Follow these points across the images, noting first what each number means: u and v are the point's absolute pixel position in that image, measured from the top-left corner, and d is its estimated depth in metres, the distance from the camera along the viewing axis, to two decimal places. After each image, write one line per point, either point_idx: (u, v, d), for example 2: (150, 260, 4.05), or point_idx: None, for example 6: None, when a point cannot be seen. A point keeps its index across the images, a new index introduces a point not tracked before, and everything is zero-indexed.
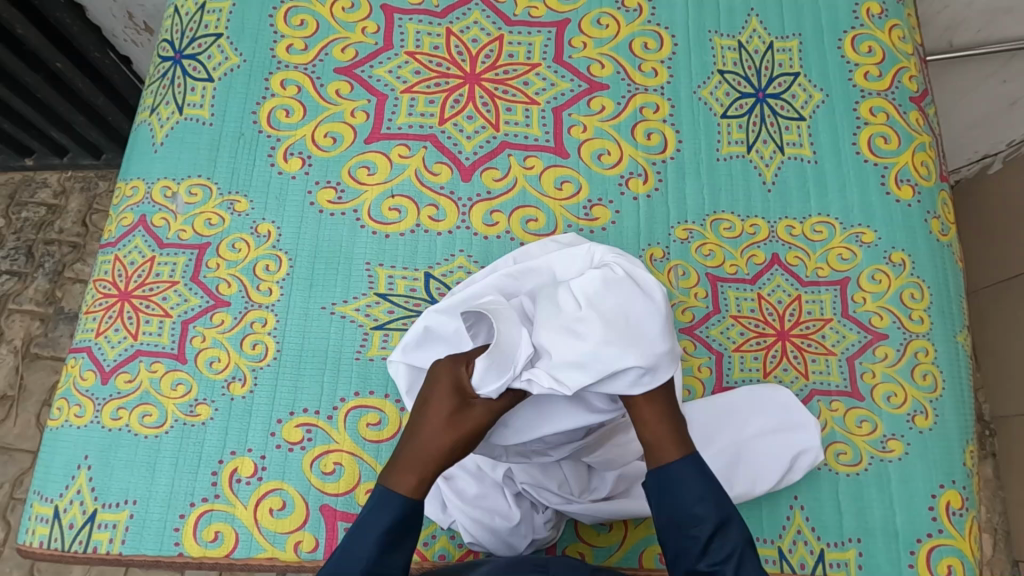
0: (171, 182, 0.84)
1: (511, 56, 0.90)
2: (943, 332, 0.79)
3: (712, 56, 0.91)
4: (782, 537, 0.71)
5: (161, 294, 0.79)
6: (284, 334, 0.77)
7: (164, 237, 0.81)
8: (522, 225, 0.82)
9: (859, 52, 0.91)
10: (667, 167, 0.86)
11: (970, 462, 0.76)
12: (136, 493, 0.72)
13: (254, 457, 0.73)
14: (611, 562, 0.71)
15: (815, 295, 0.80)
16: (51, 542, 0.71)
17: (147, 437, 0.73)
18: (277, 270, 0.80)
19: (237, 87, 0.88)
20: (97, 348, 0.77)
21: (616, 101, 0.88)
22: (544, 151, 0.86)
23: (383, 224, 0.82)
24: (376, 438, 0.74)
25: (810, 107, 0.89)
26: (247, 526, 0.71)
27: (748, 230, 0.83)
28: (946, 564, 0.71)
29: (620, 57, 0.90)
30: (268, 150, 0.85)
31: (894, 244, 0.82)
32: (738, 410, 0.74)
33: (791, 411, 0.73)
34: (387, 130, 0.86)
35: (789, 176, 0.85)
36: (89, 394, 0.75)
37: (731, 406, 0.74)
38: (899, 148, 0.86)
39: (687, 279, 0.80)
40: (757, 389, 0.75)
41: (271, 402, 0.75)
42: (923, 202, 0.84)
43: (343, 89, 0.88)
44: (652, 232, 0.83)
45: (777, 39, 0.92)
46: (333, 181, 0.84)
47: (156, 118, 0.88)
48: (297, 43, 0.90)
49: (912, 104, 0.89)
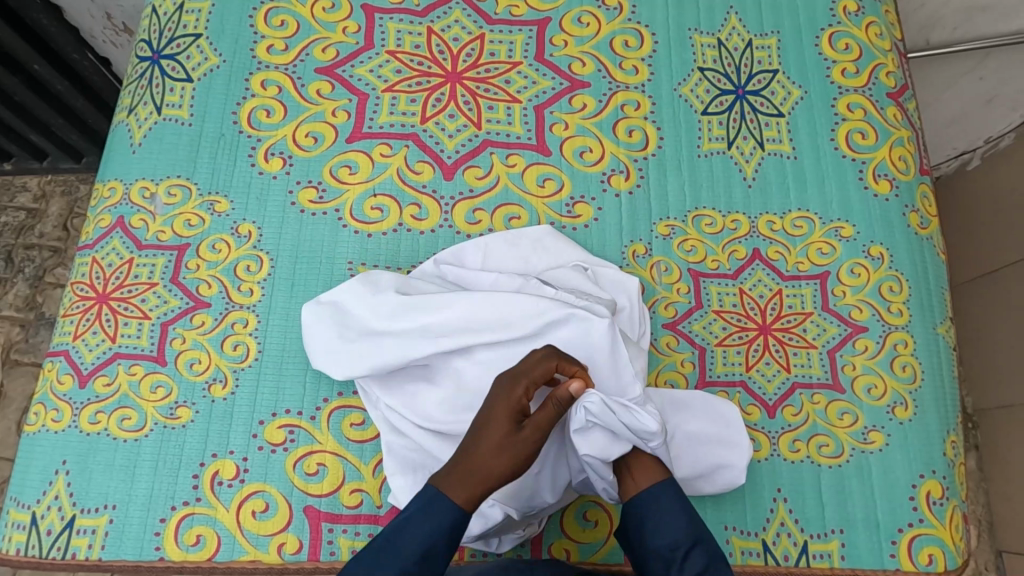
0: (149, 183, 0.83)
1: (492, 55, 0.90)
2: (922, 324, 0.80)
3: (692, 53, 0.92)
4: (766, 529, 0.72)
5: (139, 295, 0.78)
6: (265, 334, 0.77)
7: (143, 238, 0.80)
8: (505, 223, 0.82)
9: (837, 49, 0.92)
10: (648, 165, 0.86)
11: (951, 452, 0.77)
12: (115, 498, 0.71)
13: (235, 459, 0.72)
14: (597, 557, 0.71)
15: (796, 290, 0.81)
16: (29, 549, 0.69)
17: (126, 441, 0.73)
18: (258, 271, 0.79)
19: (216, 88, 0.87)
20: (75, 351, 0.76)
21: (597, 99, 0.89)
22: (526, 149, 0.86)
23: (365, 223, 0.82)
24: (360, 437, 0.73)
25: (789, 104, 0.90)
26: (230, 528, 0.70)
27: (729, 226, 0.83)
28: (927, 553, 0.72)
29: (601, 55, 0.91)
30: (249, 150, 0.85)
31: (872, 238, 0.83)
32: (690, 406, 0.73)
33: (732, 428, 0.73)
34: (369, 129, 0.86)
35: (769, 171, 0.86)
36: (67, 398, 0.74)
37: (685, 402, 0.73)
38: (877, 143, 0.87)
39: (670, 275, 0.81)
40: (711, 399, 0.73)
41: (253, 404, 0.74)
42: (901, 196, 0.85)
43: (324, 89, 0.87)
44: (634, 229, 0.83)
45: (756, 36, 0.93)
46: (315, 181, 0.83)
47: (134, 119, 0.87)
48: (278, 43, 0.90)
49: (889, 100, 0.90)
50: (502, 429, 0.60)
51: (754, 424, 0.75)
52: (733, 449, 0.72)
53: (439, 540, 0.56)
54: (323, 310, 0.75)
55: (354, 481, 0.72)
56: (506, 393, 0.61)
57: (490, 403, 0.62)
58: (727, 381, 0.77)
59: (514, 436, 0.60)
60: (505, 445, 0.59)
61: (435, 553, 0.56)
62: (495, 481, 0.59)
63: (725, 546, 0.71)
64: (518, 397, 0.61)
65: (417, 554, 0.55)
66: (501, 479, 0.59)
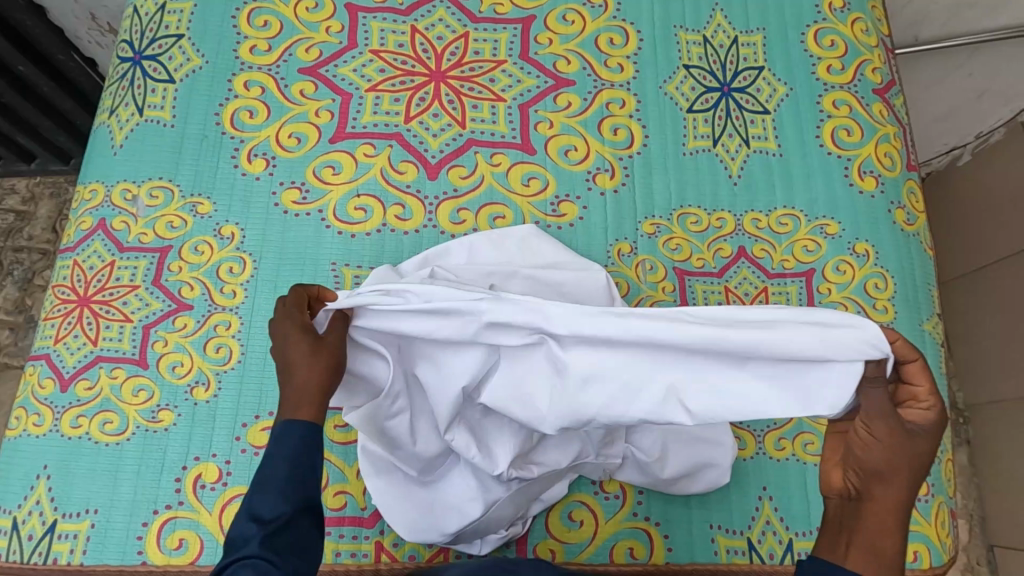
0: (131, 185, 0.82)
1: (476, 54, 0.90)
2: (908, 321, 0.80)
3: (677, 50, 0.92)
4: (751, 528, 0.72)
5: (121, 298, 0.77)
6: (249, 337, 0.76)
7: (125, 240, 0.80)
8: (489, 222, 0.82)
9: (822, 46, 0.92)
10: (633, 163, 0.86)
11: (937, 448, 0.76)
12: (97, 502, 0.70)
13: (218, 462, 0.72)
14: (582, 558, 0.71)
15: (782, 287, 0.81)
16: (10, 555, 0.69)
17: (109, 445, 0.72)
18: (241, 272, 0.79)
19: (199, 88, 0.87)
20: (56, 355, 0.75)
21: (582, 97, 0.88)
22: (510, 148, 0.85)
23: (348, 224, 0.81)
24: (344, 439, 0.73)
25: (775, 101, 0.89)
26: (212, 532, 0.70)
27: (714, 224, 0.83)
28: (912, 550, 0.72)
29: (586, 53, 0.90)
30: (232, 152, 0.84)
31: (858, 235, 0.83)
32: None
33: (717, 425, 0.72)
34: (352, 129, 0.85)
35: (755, 169, 0.86)
36: (48, 402, 0.73)
37: None
38: (862, 140, 0.87)
39: (655, 273, 0.80)
40: None
41: (236, 406, 0.74)
42: (886, 192, 0.85)
43: (308, 89, 0.87)
44: (619, 228, 0.83)
45: (742, 33, 0.93)
46: (298, 182, 0.83)
47: (115, 120, 0.86)
48: (261, 44, 0.89)
49: (875, 96, 0.89)
50: (304, 345, 0.54)
51: (740, 423, 0.75)
52: (718, 447, 0.71)
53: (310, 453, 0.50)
54: None
55: (338, 483, 0.72)
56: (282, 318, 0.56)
57: (277, 334, 0.55)
58: None
59: (321, 350, 0.55)
60: (320, 355, 0.54)
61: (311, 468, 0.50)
62: (327, 385, 0.54)
63: (710, 544, 0.71)
64: (302, 319, 0.56)
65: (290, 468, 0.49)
66: (329, 380, 0.54)
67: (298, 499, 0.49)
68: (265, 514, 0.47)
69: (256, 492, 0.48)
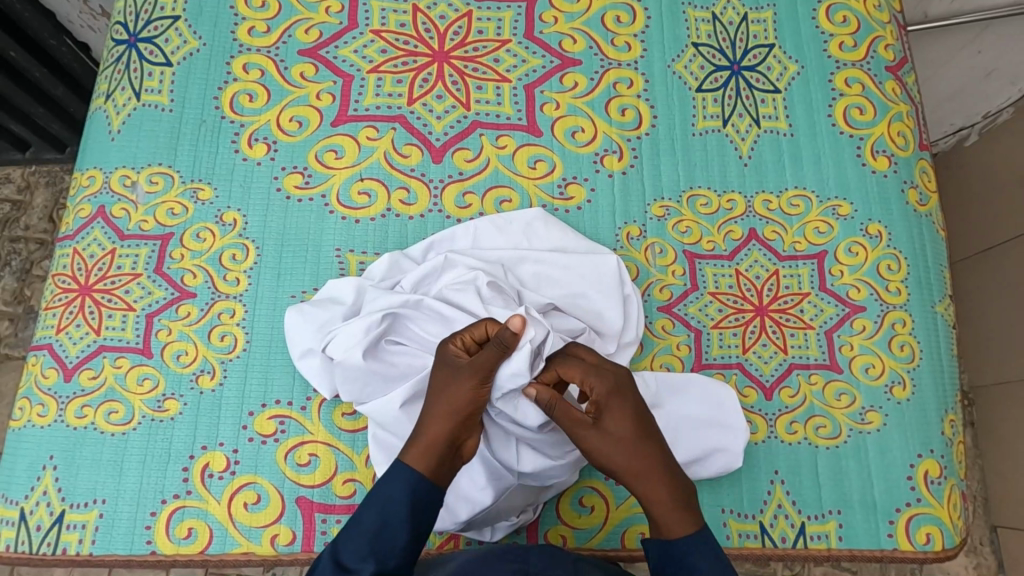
0: (130, 171, 0.81)
1: (480, 33, 0.88)
2: (921, 303, 0.79)
3: (685, 28, 0.89)
4: (763, 512, 0.71)
5: (123, 287, 0.76)
6: (253, 325, 0.75)
7: (125, 228, 0.78)
8: (496, 206, 0.81)
9: (834, 22, 0.89)
10: (642, 144, 0.84)
11: (949, 430, 0.76)
12: (104, 492, 0.70)
13: (225, 451, 0.71)
14: (593, 543, 0.71)
15: (793, 270, 0.79)
16: (18, 545, 0.68)
17: (114, 435, 0.71)
18: (244, 260, 0.77)
19: (196, 72, 0.85)
20: (58, 345, 0.74)
21: (589, 77, 0.86)
22: (516, 130, 0.83)
23: (352, 209, 0.80)
24: (352, 427, 0.72)
25: (786, 79, 0.87)
26: (221, 521, 0.69)
27: (725, 206, 0.82)
28: (925, 533, 0.71)
29: (592, 31, 0.88)
30: (232, 136, 0.82)
31: (870, 216, 0.81)
32: (690, 386, 0.73)
33: (727, 411, 0.72)
34: (354, 111, 0.83)
35: (765, 149, 0.84)
36: (52, 392, 0.73)
37: (686, 380, 0.73)
38: (875, 119, 0.85)
39: (665, 257, 0.79)
40: (705, 380, 0.73)
41: (242, 395, 0.73)
42: (899, 171, 0.84)
43: (308, 72, 0.85)
44: (628, 210, 0.81)
45: (752, 9, 0.91)
46: (300, 166, 0.81)
47: (111, 105, 0.84)
48: (259, 25, 0.87)
49: (887, 74, 0.88)
50: (443, 375, 0.59)
51: (751, 407, 0.74)
52: (730, 431, 0.71)
53: (396, 508, 0.54)
54: (301, 319, 0.73)
55: (347, 471, 0.71)
56: (444, 349, 0.60)
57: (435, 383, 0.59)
58: (723, 364, 0.76)
59: (459, 370, 0.59)
60: (469, 371, 0.58)
61: (396, 523, 0.53)
62: (466, 410, 0.57)
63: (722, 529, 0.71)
64: (454, 350, 0.60)
65: (375, 523, 0.53)
66: (472, 405, 0.57)
67: (383, 558, 0.52)
68: (349, 564, 0.51)
69: (349, 535, 0.53)
